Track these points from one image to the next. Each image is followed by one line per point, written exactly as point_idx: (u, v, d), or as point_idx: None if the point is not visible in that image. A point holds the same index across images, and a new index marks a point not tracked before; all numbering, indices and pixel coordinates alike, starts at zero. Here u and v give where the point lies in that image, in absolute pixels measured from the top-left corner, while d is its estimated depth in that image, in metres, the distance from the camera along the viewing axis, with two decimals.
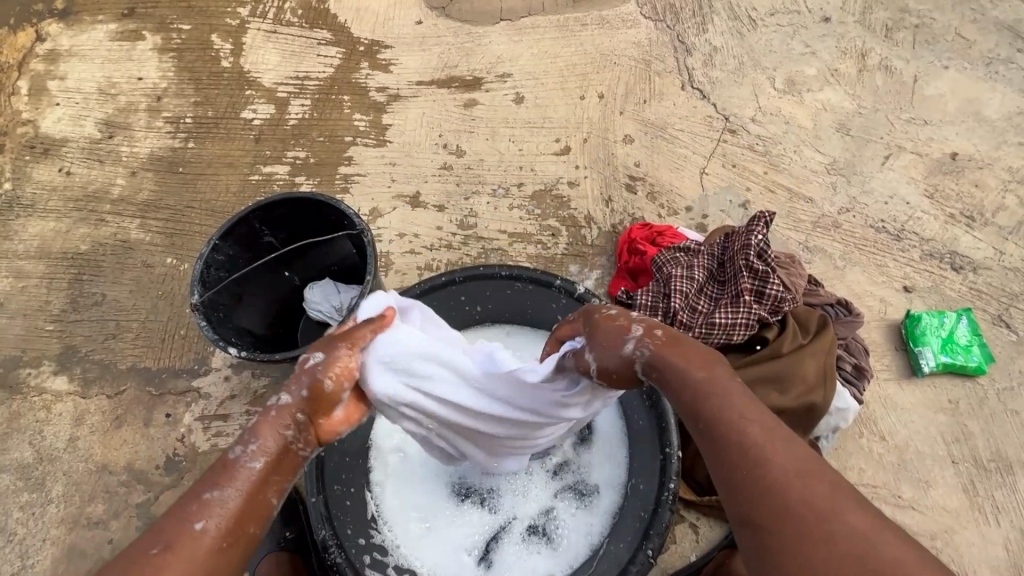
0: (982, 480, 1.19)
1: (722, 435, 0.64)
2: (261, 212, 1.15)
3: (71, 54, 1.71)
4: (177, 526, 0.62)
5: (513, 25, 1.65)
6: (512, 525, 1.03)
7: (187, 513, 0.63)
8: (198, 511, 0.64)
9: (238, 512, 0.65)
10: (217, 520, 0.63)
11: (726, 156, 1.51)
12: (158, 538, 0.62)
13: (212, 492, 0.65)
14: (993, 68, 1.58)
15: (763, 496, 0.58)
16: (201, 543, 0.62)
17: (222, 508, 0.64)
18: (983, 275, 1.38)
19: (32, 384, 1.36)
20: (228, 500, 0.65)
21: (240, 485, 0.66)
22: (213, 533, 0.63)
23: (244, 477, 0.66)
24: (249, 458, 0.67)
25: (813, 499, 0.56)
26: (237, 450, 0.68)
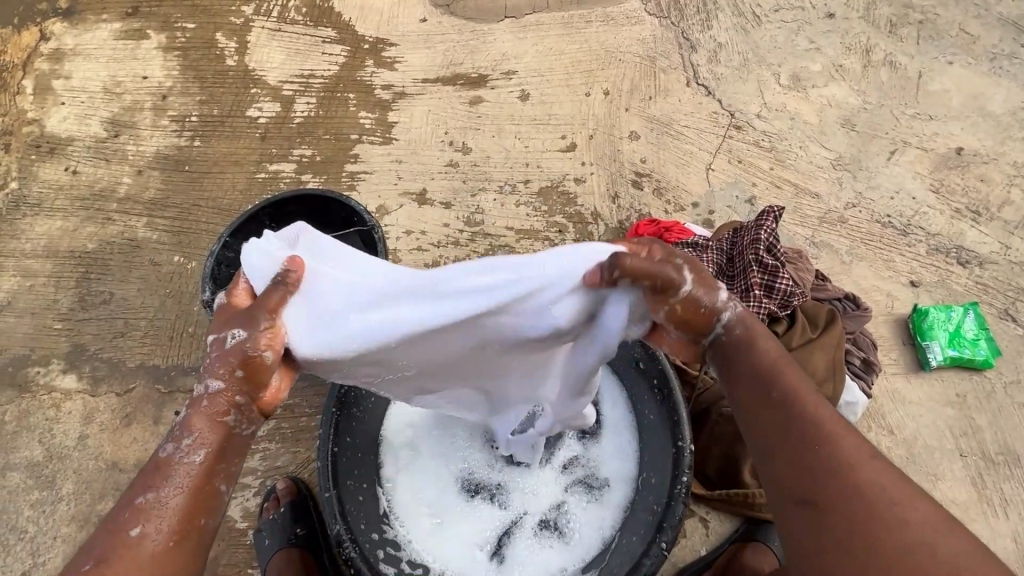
0: (990, 473, 1.19)
1: (770, 428, 0.69)
2: (272, 208, 1.15)
3: (75, 53, 1.71)
4: (114, 535, 0.62)
5: (518, 22, 1.65)
6: (523, 520, 1.03)
7: (123, 521, 0.63)
8: (134, 516, 0.63)
9: (177, 512, 0.65)
10: (154, 525, 0.63)
11: (732, 152, 1.51)
12: (98, 546, 0.62)
13: (144, 497, 0.64)
14: (998, 63, 1.58)
15: (824, 475, 0.63)
16: (141, 549, 0.62)
17: (159, 511, 0.64)
18: (989, 269, 1.38)
19: (41, 383, 1.36)
20: (165, 502, 0.64)
21: (175, 488, 0.65)
22: (152, 536, 0.63)
23: (176, 481, 0.65)
24: (179, 459, 0.66)
25: (867, 479, 0.61)
26: (166, 450, 0.66)
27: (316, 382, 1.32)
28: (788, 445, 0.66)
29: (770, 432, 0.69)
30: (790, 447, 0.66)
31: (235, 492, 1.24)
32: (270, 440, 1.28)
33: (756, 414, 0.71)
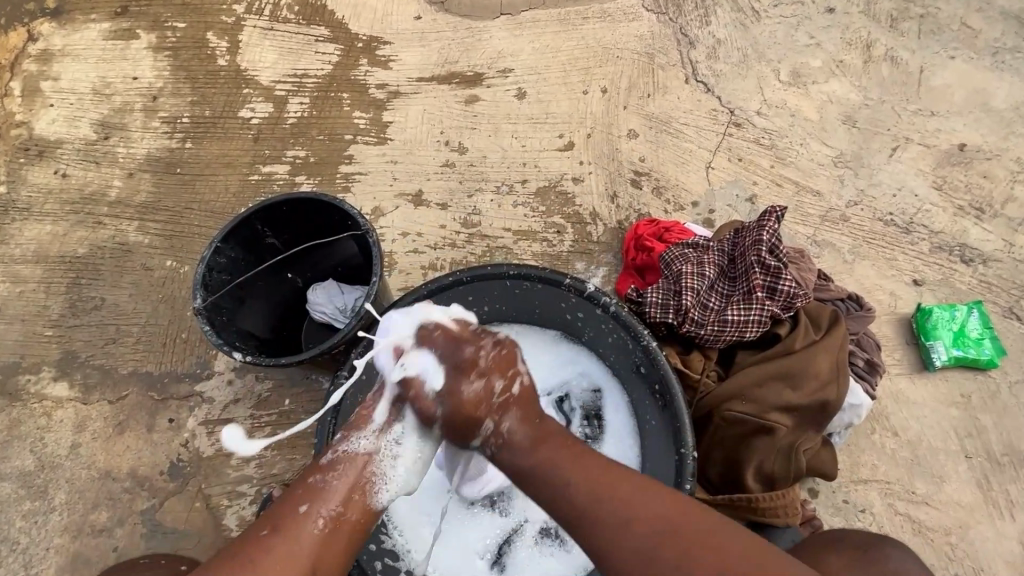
0: (996, 474, 1.18)
1: (573, 473, 0.75)
2: (264, 212, 1.12)
3: (64, 53, 1.68)
4: (289, 509, 0.76)
5: (514, 19, 1.62)
6: (524, 527, 1.03)
7: (297, 498, 0.77)
8: (306, 496, 0.78)
9: (340, 497, 0.78)
10: (321, 503, 0.77)
11: (732, 150, 1.49)
12: (272, 520, 0.76)
13: (317, 479, 0.80)
14: (1000, 57, 1.56)
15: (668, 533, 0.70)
16: (307, 522, 0.75)
17: (328, 494, 0.78)
18: (993, 267, 1.36)
19: (32, 391, 1.34)
20: (331, 487, 0.79)
21: (343, 475, 0.80)
22: (317, 513, 0.76)
23: (348, 468, 0.81)
24: (351, 455, 0.82)
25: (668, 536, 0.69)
26: (337, 448, 0.83)
27: (312, 388, 1.30)
28: (607, 495, 0.73)
29: (568, 476, 0.75)
30: (609, 497, 0.72)
31: (231, 500, 1.23)
32: (265, 447, 1.26)
33: (530, 454, 0.79)
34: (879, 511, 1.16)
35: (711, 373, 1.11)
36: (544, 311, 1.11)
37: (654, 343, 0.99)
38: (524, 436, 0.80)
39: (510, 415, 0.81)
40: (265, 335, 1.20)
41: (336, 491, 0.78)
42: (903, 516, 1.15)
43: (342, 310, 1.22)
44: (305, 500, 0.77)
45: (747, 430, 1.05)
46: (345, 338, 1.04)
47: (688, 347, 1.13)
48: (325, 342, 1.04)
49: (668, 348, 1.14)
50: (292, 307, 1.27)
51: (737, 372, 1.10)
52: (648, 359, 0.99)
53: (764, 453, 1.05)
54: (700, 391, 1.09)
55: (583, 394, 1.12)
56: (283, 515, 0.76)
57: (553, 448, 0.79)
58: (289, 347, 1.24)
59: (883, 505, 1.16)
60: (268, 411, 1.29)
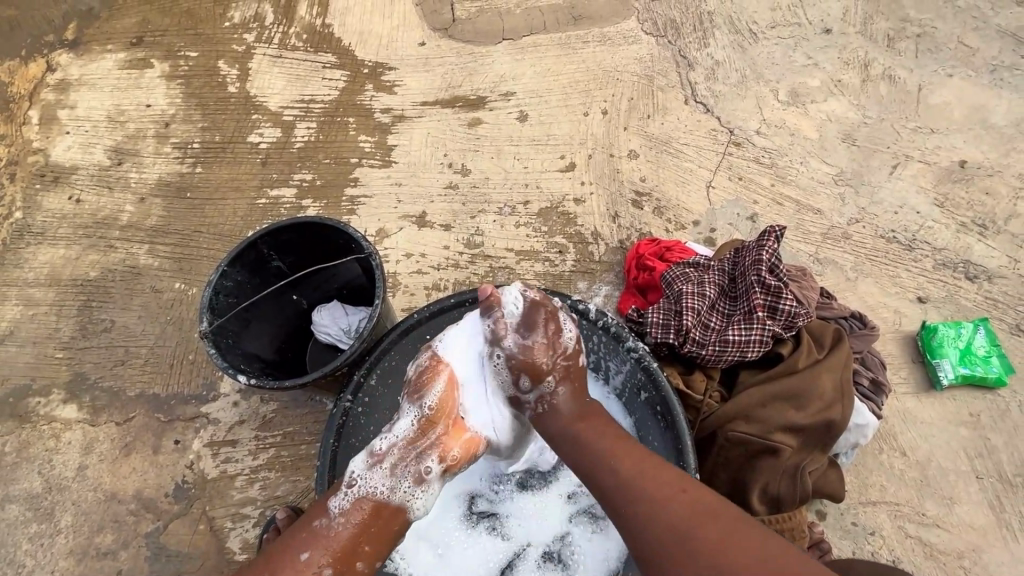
0: (1008, 495, 1.16)
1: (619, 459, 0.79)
2: (269, 237, 1.14)
3: (80, 83, 1.73)
4: (289, 557, 0.77)
5: (515, 44, 1.66)
6: (526, 551, 1.02)
7: (297, 543, 0.79)
8: (306, 542, 0.80)
9: (341, 545, 0.80)
10: (321, 552, 0.79)
11: (733, 169, 1.50)
12: (273, 563, 0.77)
13: (322, 523, 0.82)
14: (998, 74, 1.57)
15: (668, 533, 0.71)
16: (307, 571, 0.77)
17: (331, 541, 0.80)
18: (998, 284, 1.36)
19: (41, 413, 1.36)
20: (333, 535, 0.80)
21: (348, 522, 0.82)
22: (318, 562, 0.78)
23: (352, 516, 0.83)
24: (350, 503, 0.83)
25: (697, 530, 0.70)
26: (339, 498, 0.84)
27: (317, 410, 1.31)
28: (656, 489, 0.74)
29: (624, 466, 0.78)
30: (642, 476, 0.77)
31: (234, 523, 1.23)
32: (269, 469, 1.26)
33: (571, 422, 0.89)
34: (889, 533, 1.13)
35: (714, 394, 1.11)
36: None
37: (655, 362, 1.01)
38: (572, 407, 0.91)
39: (564, 382, 0.93)
40: (270, 357, 1.22)
41: (329, 557, 0.79)
42: (914, 539, 1.13)
43: (346, 330, 1.23)
44: (310, 537, 0.80)
45: (751, 450, 1.04)
46: (348, 360, 1.04)
47: (690, 368, 1.13)
48: (328, 364, 1.05)
49: (669, 368, 1.14)
50: (296, 328, 1.29)
51: (739, 393, 1.09)
52: (650, 381, 1.00)
53: (770, 475, 1.03)
54: (703, 411, 1.10)
55: None
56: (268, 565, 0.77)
57: (607, 440, 0.83)
58: (294, 370, 1.25)
59: (893, 528, 1.14)
60: (273, 432, 1.29)
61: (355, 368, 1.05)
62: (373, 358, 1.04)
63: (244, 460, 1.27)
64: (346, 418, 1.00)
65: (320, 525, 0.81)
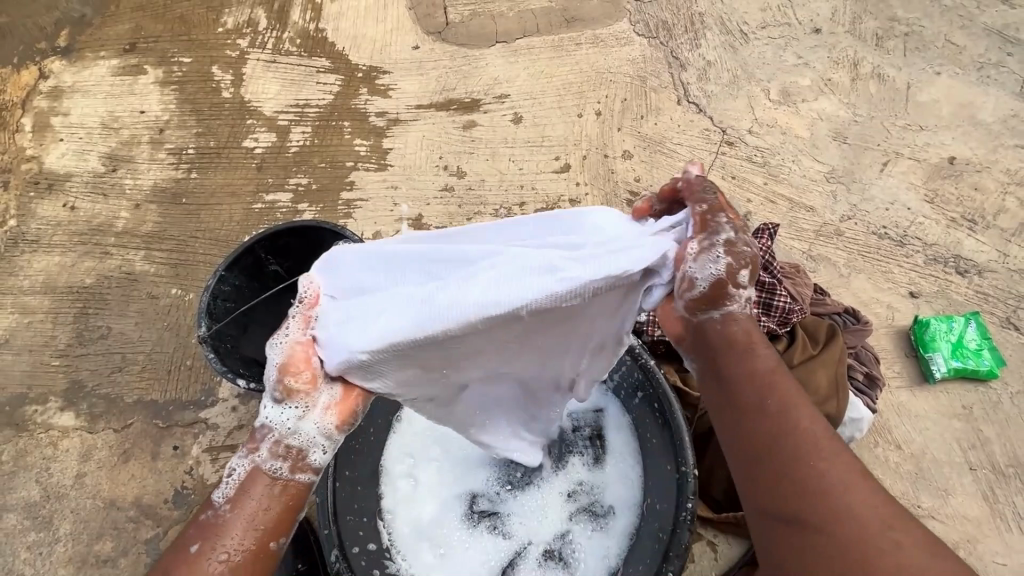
0: (1001, 486, 1.18)
1: (791, 405, 0.69)
2: (266, 241, 1.15)
3: (74, 90, 1.73)
4: (181, 553, 0.70)
5: (509, 46, 1.67)
6: (527, 550, 1.03)
7: (185, 541, 0.71)
8: (199, 535, 0.71)
9: (231, 534, 0.71)
10: (213, 543, 0.70)
11: (725, 168, 1.52)
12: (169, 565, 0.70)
13: (209, 515, 0.72)
14: (985, 72, 1.60)
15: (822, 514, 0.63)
16: (199, 565, 0.69)
17: (220, 532, 0.71)
18: (988, 278, 1.38)
19: (39, 421, 1.35)
20: (221, 525, 0.71)
21: (236, 510, 0.72)
22: (213, 552, 0.70)
23: (239, 502, 0.72)
24: (235, 489, 0.73)
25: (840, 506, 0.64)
26: (223, 486, 0.73)
27: None
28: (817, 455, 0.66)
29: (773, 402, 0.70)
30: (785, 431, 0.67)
31: None
32: None
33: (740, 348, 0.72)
34: None
35: None
36: None
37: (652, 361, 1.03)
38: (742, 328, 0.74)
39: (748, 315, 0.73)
40: None
41: (220, 552, 0.70)
42: None
43: None
44: (202, 525, 0.72)
45: None
46: None
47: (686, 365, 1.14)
48: None
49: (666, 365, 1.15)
50: None
51: None
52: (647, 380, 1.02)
53: None
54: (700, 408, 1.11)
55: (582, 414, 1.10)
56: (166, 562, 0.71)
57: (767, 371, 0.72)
58: None
59: None
60: None
61: None
62: None
63: None
64: None
65: (212, 514, 0.72)
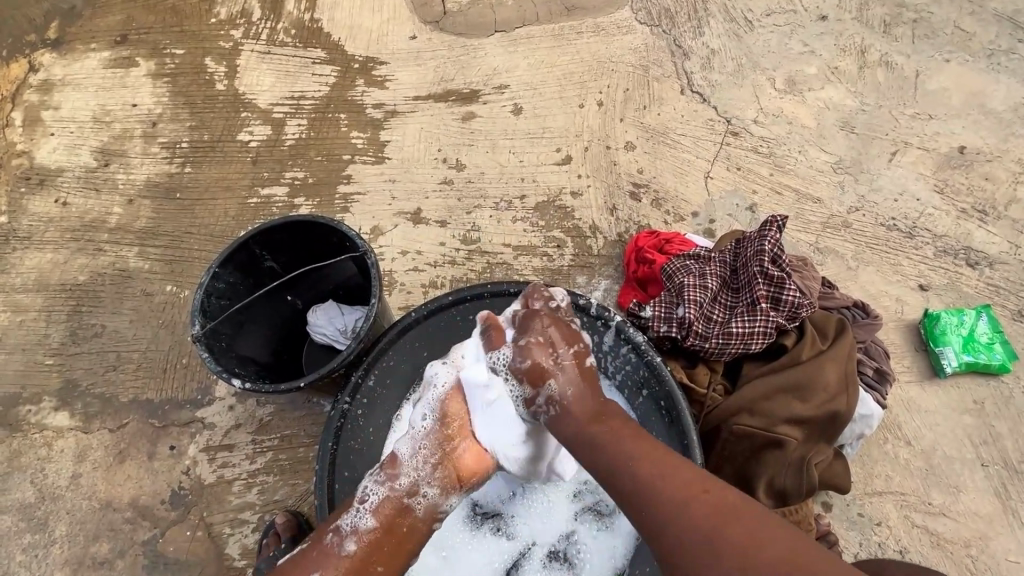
0: (1014, 483, 1.15)
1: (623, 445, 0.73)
2: (261, 236, 1.11)
3: (64, 83, 1.69)
4: (305, 572, 0.80)
5: (508, 36, 1.63)
6: (532, 550, 1.01)
7: (308, 564, 0.81)
8: (319, 562, 0.82)
9: (353, 565, 0.81)
10: (333, 569, 0.81)
11: (730, 159, 1.49)
12: None
13: (331, 539, 0.83)
14: (996, 59, 1.56)
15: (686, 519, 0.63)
16: None
17: (343, 560, 0.81)
18: (999, 270, 1.35)
19: (32, 421, 1.33)
20: (344, 555, 0.82)
21: (358, 542, 0.83)
22: None
23: (362, 536, 0.83)
24: (365, 515, 0.85)
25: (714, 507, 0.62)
26: (352, 515, 0.85)
27: (315, 412, 1.29)
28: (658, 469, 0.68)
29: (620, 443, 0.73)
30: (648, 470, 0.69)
31: (233, 528, 1.21)
32: (268, 473, 1.24)
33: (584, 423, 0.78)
34: (895, 523, 1.13)
35: (718, 387, 1.09)
36: None
37: (659, 357, 1.00)
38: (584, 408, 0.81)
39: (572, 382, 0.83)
40: (266, 360, 1.20)
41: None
42: (921, 528, 1.13)
43: (342, 331, 1.21)
44: (328, 548, 0.82)
45: (756, 444, 1.03)
46: (346, 360, 1.02)
47: (693, 361, 1.11)
48: (325, 366, 1.02)
49: (672, 362, 1.12)
50: (292, 330, 1.27)
51: (744, 385, 1.08)
52: (654, 377, 0.99)
53: (776, 467, 1.02)
54: (707, 404, 1.08)
55: None
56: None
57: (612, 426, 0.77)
58: (290, 372, 1.23)
59: (900, 518, 1.13)
60: (270, 436, 1.27)
61: (354, 368, 1.03)
62: (372, 357, 1.02)
63: (241, 464, 1.25)
64: (344, 422, 0.99)
65: (333, 540, 0.83)
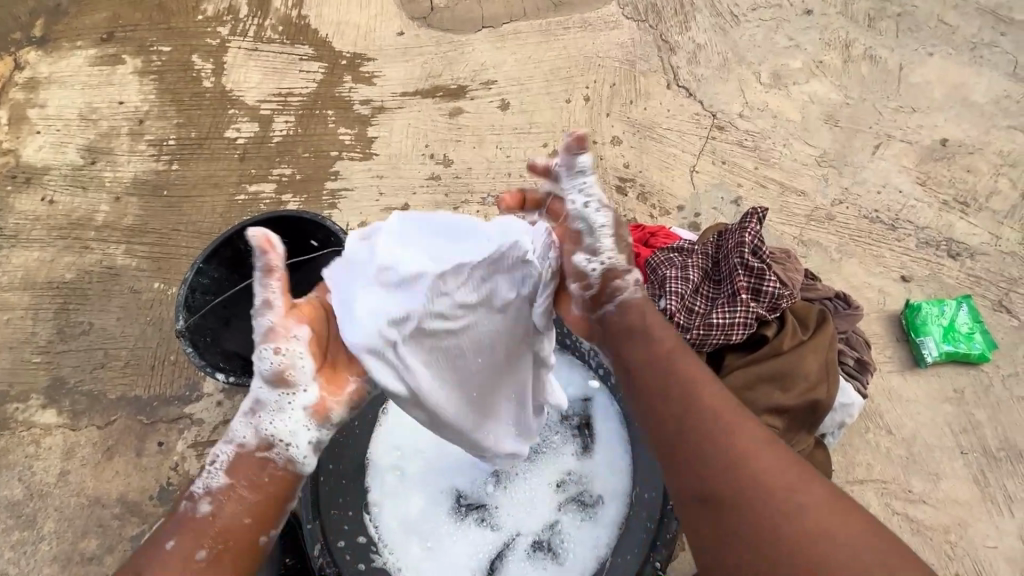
0: (992, 470, 1.17)
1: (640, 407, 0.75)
2: (246, 232, 1.12)
3: (50, 81, 1.68)
4: (155, 546, 0.69)
5: (495, 32, 1.64)
6: (515, 541, 1.02)
7: (162, 535, 0.70)
8: (173, 531, 0.71)
9: (211, 526, 0.71)
10: (190, 535, 0.70)
11: (716, 153, 1.50)
12: (140, 560, 0.69)
13: (186, 506, 0.72)
14: (979, 52, 1.57)
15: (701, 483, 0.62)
16: (173, 559, 0.68)
17: (196, 524, 0.71)
18: (981, 261, 1.36)
19: (20, 419, 1.33)
20: (198, 517, 0.71)
21: (213, 504, 0.72)
22: (192, 547, 0.69)
23: (220, 495, 0.73)
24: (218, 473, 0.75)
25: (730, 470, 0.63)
26: (201, 480, 0.74)
27: None
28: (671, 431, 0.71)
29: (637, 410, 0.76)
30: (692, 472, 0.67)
31: None
32: None
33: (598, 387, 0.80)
34: (876, 511, 1.14)
35: None
36: None
37: None
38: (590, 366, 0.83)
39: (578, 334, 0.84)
40: None
41: (200, 547, 0.69)
42: (901, 516, 1.14)
43: None
44: (180, 514, 0.71)
45: None
46: None
47: None
48: None
49: None
50: None
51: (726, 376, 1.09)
52: None
53: None
54: None
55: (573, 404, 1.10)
56: (137, 558, 0.69)
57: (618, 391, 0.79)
58: None
59: (881, 505, 1.15)
60: None
61: None
62: None
63: None
64: None
65: (182, 506, 0.72)
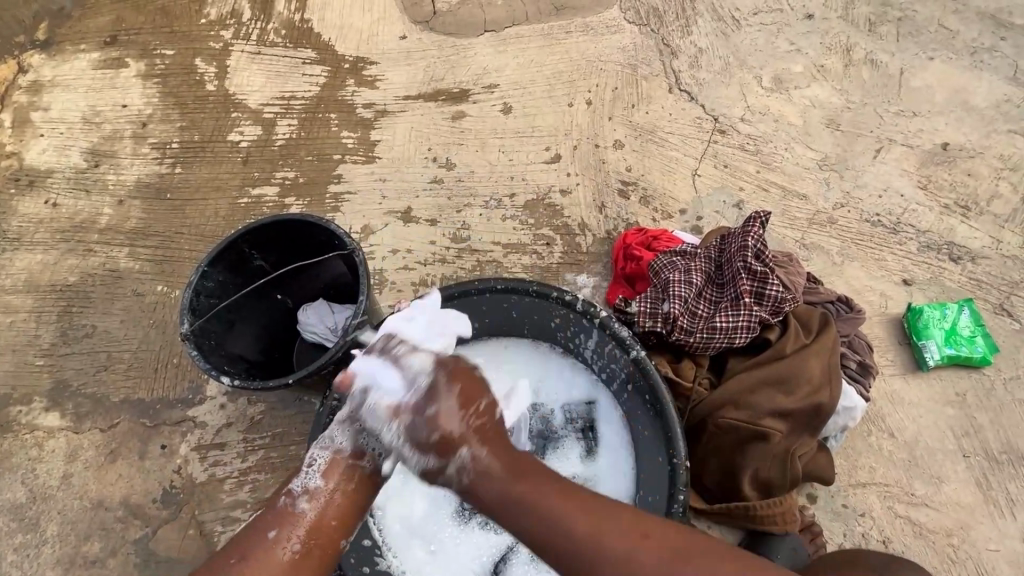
0: (995, 473, 1.17)
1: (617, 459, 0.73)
2: (251, 235, 1.12)
3: (54, 84, 1.69)
4: (259, 535, 0.81)
5: (498, 36, 1.64)
6: (520, 544, 1.02)
7: (264, 525, 0.82)
8: (273, 523, 0.82)
9: (308, 523, 0.83)
10: (291, 529, 0.82)
11: (718, 157, 1.50)
12: (244, 545, 0.80)
13: (286, 502, 0.84)
14: (979, 56, 1.58)
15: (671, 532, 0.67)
16: (277, 547, 0.80)
17: (298, 519, 0.83)
18: (982, 265, 1.37)
19: (23, 422, 1.33)
20: (297, 513, 0.83)
21: (311, 503, 0.84)
22: (288, 539, 0.81)
23: (315, 495, 0.85)
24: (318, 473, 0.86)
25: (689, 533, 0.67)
26: (303, 476, 0.86)
27: (306, 410, 1.30)
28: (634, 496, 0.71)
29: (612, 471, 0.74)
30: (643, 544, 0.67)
31: (225, 526, 1.22)
32: (259, 470, 1.25)
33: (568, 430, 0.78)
34: (879, 514, 1.15)
35: (703, 381, 1.12)
36: (536, 327, 1.12)
37: (644, 352, 1.00)
38: None
39: None
40: (256, 358, 1.21)
41: (292, 540, 0.81)
42: (903, 519, 1.14)
43: (333, 329, 1.21)
44: (284, 508, 0.83)
45: (741, 437, 1.04)
46: (334, 358, 1.03)
47: (679, 356, 1.13)
48: (315, 362, 1.03)
49: (658, 357, 1.14)
50: (283, 329, 1.27)
51: (730, 379, 1.10)
52: (637, 371, 1.00)
53: (759, 460, 1.03)
54: (692, 400, 1.11)
55: (576, 409, 1.12)
56: (238, 545, 0.80)
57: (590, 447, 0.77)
58: (281, 370, 1.24)
59: (883, 508, 1.15)
60: (261, 434, 1.28)
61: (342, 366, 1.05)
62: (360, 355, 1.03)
63: (233, 463, 1.26)
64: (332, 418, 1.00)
65: (286, 500, 0.84)
